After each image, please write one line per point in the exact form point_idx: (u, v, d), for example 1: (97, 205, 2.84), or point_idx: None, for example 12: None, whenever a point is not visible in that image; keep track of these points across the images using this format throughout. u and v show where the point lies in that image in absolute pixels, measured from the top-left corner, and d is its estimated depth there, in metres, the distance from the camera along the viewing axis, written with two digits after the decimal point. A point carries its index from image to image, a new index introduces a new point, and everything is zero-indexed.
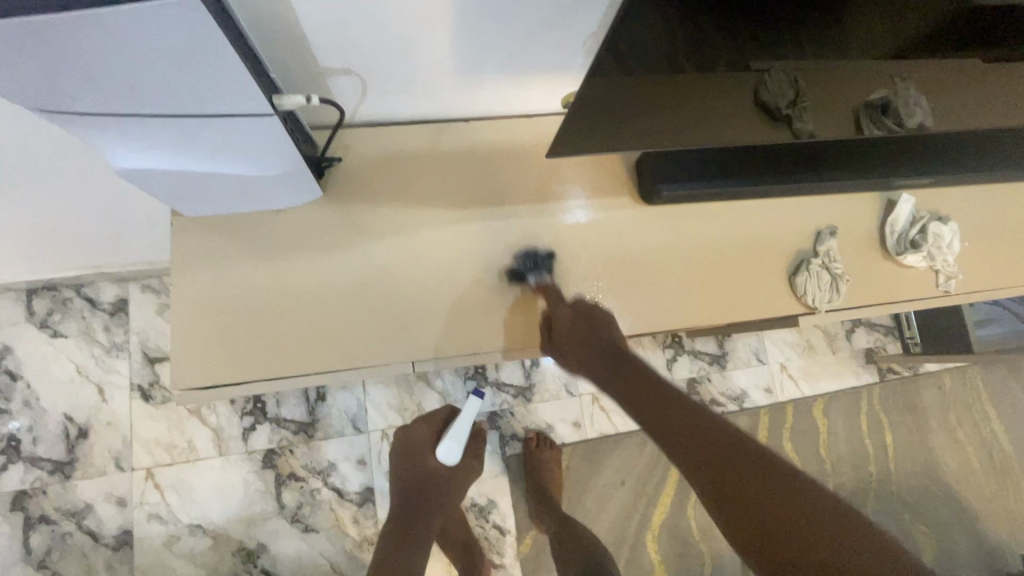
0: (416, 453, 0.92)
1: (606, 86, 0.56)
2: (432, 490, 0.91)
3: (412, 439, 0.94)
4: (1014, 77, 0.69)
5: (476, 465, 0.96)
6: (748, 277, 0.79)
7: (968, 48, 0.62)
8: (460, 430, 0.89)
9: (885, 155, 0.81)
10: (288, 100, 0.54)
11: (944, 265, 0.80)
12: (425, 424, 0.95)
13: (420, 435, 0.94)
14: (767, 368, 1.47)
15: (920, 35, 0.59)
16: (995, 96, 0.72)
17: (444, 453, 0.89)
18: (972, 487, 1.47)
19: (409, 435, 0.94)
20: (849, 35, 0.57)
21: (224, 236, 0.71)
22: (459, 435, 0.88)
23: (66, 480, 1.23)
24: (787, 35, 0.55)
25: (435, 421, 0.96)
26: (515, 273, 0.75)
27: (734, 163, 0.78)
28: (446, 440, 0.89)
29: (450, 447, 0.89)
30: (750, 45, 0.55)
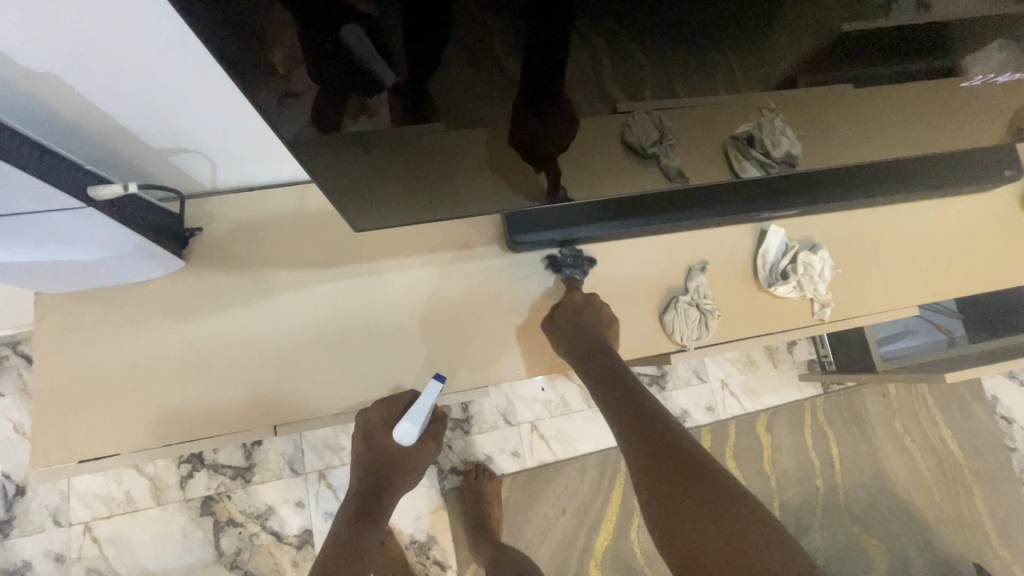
0: (374, 436, 0.73)
1: (452, 136, 0.54)
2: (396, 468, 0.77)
3: (370, 422, 0.73)
4: (903, 91, 0.65)
5: (435, 446, 0.79)
6: (621, 318, 0.80)
7: (856, 65, 0.57)
8: (420, 410, 0.71)
9: (753, 188, 0.81)
10: (101, 190, 0.55)
11: (817, 294, 0.80)
12: (382, 403, 0.73)
13: (375, 419, 0.72)
14: (707, 386, 1.47)
15: (793, 59, 0.54)
16: (871, 120, 0.69)
17: (399, 434, 0.71)
18: (921, 495, 1.46)
19: (362, 417, 0.73)
20: (738, 56, 0.51)
21: (90, 311, 0.72)
22: (418, 415, 0.70)
23: (5, 539, 1.24)
24: (639, 74, 0.50)
25: (397, 402, 0.73)
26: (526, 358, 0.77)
27: (597, 208, 0.79)
28: (402, 421, 0.70)
29: (407, 430, 0.71)
30: (608, 85, 0.51)
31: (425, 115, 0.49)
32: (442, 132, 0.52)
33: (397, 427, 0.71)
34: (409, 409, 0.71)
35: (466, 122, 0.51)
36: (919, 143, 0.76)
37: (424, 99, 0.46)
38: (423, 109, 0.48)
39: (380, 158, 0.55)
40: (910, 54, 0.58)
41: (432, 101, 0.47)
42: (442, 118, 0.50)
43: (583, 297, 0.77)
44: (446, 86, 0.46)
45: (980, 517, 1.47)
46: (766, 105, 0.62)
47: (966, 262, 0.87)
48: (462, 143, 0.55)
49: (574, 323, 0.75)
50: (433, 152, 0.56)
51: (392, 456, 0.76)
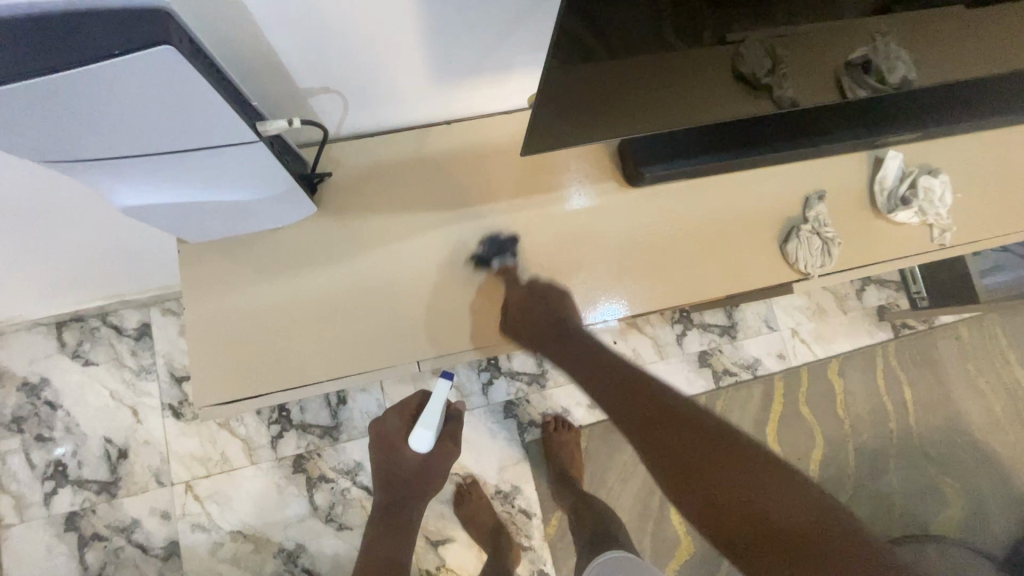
0: (390, 449, 0.87)
1: (577, 76, 0.57)
2: (415, 482, 0.89)
3: (387, 431, 0.88)
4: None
5: (453, 447, 0.89)
6: (742, 251, 0.80)
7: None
8: (433, 416, 0.83)
9: (869, 114, 0.80)
10: (271, 125, 0.57)
11: (937, 219, 0.80)
12: (395, 412, 0.89)
13: (392, 425, 0.88)
14: (779, 334, 1.47)
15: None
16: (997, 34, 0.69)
17: (416, 442, 0.83)
18: (996, 436, 1.46)
19: (381, 426, 0.88)
20: None
21: (236, 259, 0.75)
22: (431, 421, 0.83)
23: (113, 498, 1.30)
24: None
25: (410, 407, 0.89)
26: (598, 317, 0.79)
27: (714, 138, 0.79)
28: (418, 427, 0.83)
29: (422, 435, 0.83)
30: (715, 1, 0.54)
31: (565, 48, 0.52)
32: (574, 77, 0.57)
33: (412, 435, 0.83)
34: (421, 418, 0.83)
35: (591, 56, 0.54)
36: None
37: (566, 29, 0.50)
38: (570, 38, 0.51)
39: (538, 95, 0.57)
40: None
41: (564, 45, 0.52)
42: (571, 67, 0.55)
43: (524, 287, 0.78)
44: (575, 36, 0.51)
45: None
46: (875, 27, 0.65)
47: None
48: (584, 90, 0.60)
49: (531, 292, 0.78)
50: (566, 92, 0.59)
51: (409, 469, 0.88)
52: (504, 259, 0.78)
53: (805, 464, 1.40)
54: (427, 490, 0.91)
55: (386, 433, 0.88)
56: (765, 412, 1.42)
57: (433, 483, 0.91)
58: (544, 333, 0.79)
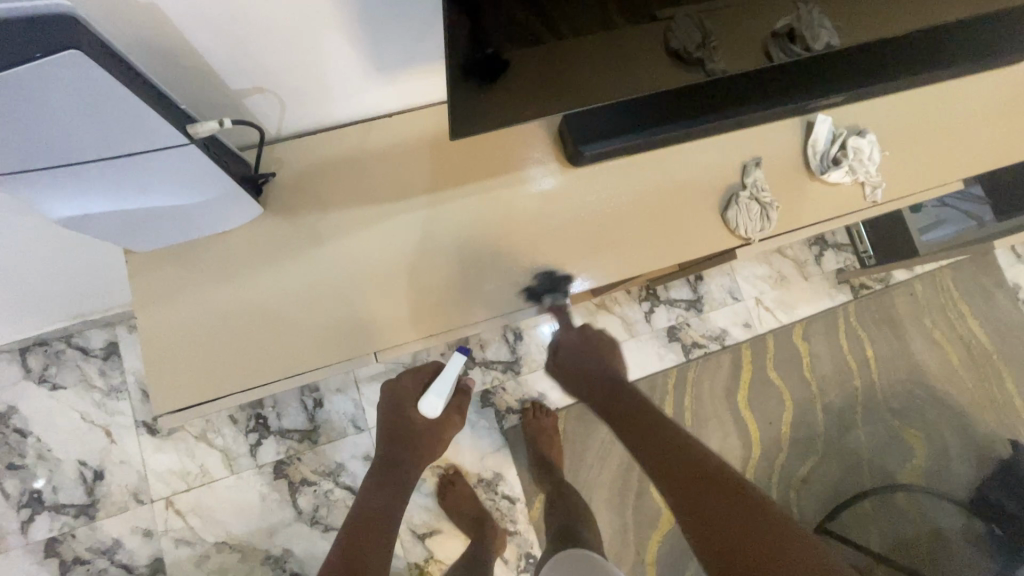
0: (400, 406, 0.92)
1: (507, 57, 0.59)
2: (417, 443, 0.92)
3: (399, 389, 0.93)
4: None
5: (457, 419, 0.96)
6: (687, 222, 0.83)
7: None
8: (443, 385, 0.90)
9: (798, 79, 0.83)
10: (201, 127, 0.57)
11: (868, 176, 0.83)
12: (412, 373, 0.94)
13: (407, 386, 0.93)
14: (743, 304, 1.50)
15: None
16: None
17: (427, 407, 0.90)
18: (954, 384, 1.53)
19: (395, 384, 0.93)
20: None
21: (187, 265, 0.76)
22: (442, 390, 0.90)
23: (92, 520, 1.29)
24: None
25: (426, 372, 0.94)
26: (529, 291, 0.81)
27: (650, 113, 0.81)
28: (429, 394, 0.90)
29: (433, 402, 0.90)
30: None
31: (473, 38, 0.54)
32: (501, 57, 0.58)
33: (422, 401, 0.90)
34: (433, 386, 0.90)
35: (519, 38, 0.57)
36: (951, 15, 0.78)
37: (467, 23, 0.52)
38: (476, 31, 0.53)
39: (460, 86, 0.59)
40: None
41: (487, 25, 0.53)
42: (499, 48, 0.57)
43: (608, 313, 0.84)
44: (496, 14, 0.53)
45: (1013, 398, 1.54)
46: None
47: (1004, 132, 0.90)
48: (516, 70, 0.61)
49: (582, 338, 1.12)
50: (499, 72, 0.60)
51: (414, 426, 0.92)
52: (552, 295, 0.81)
53: (776, 427, 1.44)
54: (425, 455, 0.93)
55: (397, 393, 0.93)
56: (735, 379, 1.46)
57: (431, 448, 0.94)
58: (498, 315, 0.81)
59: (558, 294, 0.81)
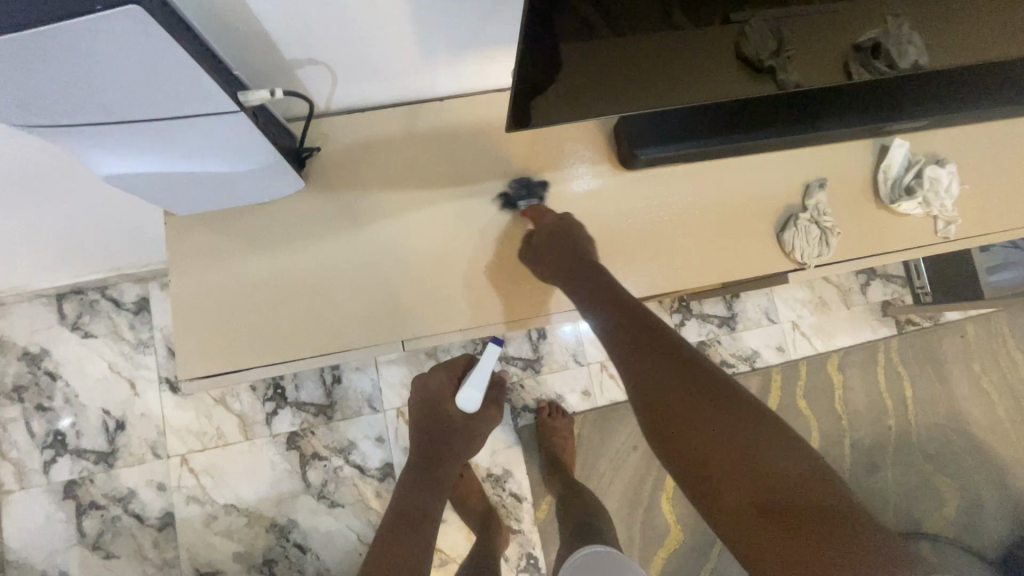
0: (435, 402, 0.89)
1: (571, 48, 0.55)
2: (453, 438, 0.88)
3: (432, 386, 0.89)
4: None
5: (496, 413, 0.92)
6: (739, 239, 0.79)
7: None
8: (481, 378, 0.86)
9: (876, 98, 0.77)
10: (252, 95, 0.56)
11: (942, 211, 0.77)
12: (443, 369, 0.91)
13: (440, 382, 0.89)
14: (779, 327, 1.45)
15: None
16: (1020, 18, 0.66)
17: (464, 401, 0.86)
18: (996, 436, 1.44)
19: (426, 381, 0.90)
20: None
21: (224, 233, 0.75)
22: (479, 382, 0.86)
23: (110, 468, 1.32)
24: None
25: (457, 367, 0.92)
26: (504, 196, 0.79)
27: (712, 120, 0.76)
28: (465, 387, 0.86)
29: (470, 395, 0.86)
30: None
31: (542, 29, 0.51)
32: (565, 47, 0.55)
33: (460, 395, 0.87)
34: (469, 378, 0.86)
35: (591, 33, 0.54)
36: None
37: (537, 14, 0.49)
38: (548, 18, 0.50)
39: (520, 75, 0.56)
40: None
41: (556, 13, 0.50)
42: (564, 39, 0.53)
43: (556, 218, 0.76)
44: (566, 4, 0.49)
45: None
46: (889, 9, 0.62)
47: None
48: (578, 63, 0.58)
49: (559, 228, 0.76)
50: (560, 64, 0.57)
51: (450, 421, 0.88)
52: (525, 200, 0.79)
53: None
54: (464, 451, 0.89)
55: (428, 391, 0.89)
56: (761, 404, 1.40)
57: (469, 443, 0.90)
58: (530, 316, 0.79)
59: (533, 198, 0.79)
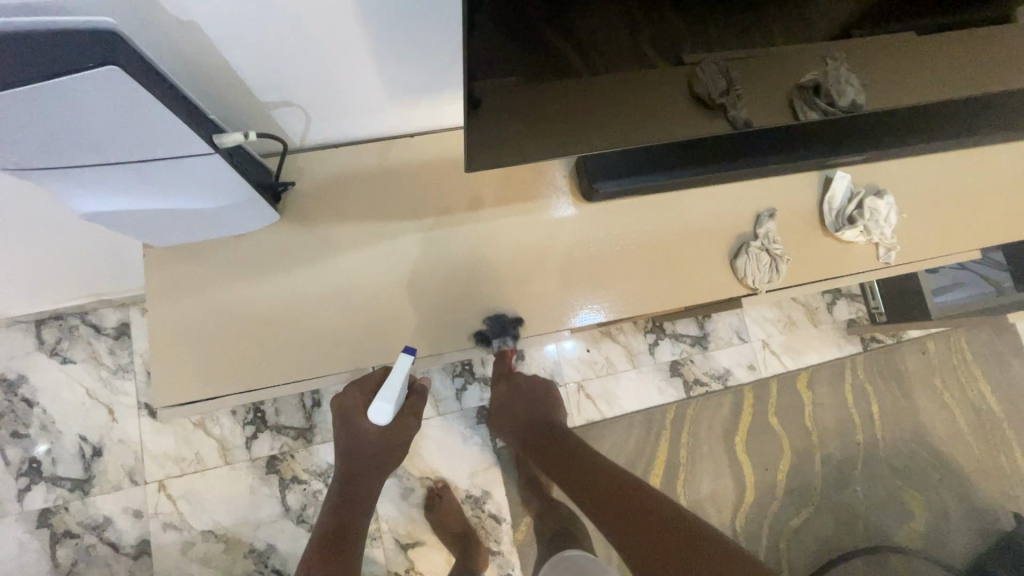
0: (351, 418, 0.85)
1: (536, 87, 0.60)
2: (373, 456, 0.87)
3: (348, 405, 0.84)
4: (961, 40, 0.71)
5: (413, 421, 0.86)
6: (695, 265, 0.83)
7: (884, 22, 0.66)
8: (393, 390, 0.78)
9: (817, 136, 0.84)
10: (226, 138, 0.60)
11: (883, 238, 0.82)
12: (357, 388, 0.85)
13: (354, 401, 0.84)
14: (750, 346, 1.49)
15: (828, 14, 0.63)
16: (940, 63, 0.73)
17: (375, 413, 0.79)
18: (960, 449, 1.49)
19: (341, 402, 0.85)
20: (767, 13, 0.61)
21: (201, 263, 0.78)
22: (390, 394, 0.78)
23: (86, 495, 1.31)
24: (703, 10, 0.57)
25: (370, 384, 0.84)
26: (478, 336, 0.80)
27: (667, 157, 0.82)
28: (376, 400, 0.78)
29: (382, 408, 0.78)
30: (670, 22, 0.58)
31: (502, 64, 0.55)
32: (529, 87, 0.60)
33: (372, 407, 0.79)
34: (382, 390, 0.78)
35: (549, 71, 0.58)
36: (980, 84, 0.78)
37: (498, 45, 0.53)
38: (514, 58, 0.55)
39: (479, 109, 0.60)
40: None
41: (521, 57, 0.55)
42: (531, 79, 0.58)
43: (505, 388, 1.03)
44: (533, 46, 0.54)
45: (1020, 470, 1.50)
46: (824, 53, 0.69)
47: None
48: (544, 101, 0.63)
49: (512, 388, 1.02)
50: (525, 101, 0.61)
51: (372, 438, 0.86)
52: (500, 341, 0.79)
53: (772, 474, 1.42)
54: (386, 464, 0.89)
55: (345, 409, 0.85)
56: (733, 421, 1.44)
57: (389, 459, 0.89)
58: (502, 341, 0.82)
59: (507, 340, 0.79)
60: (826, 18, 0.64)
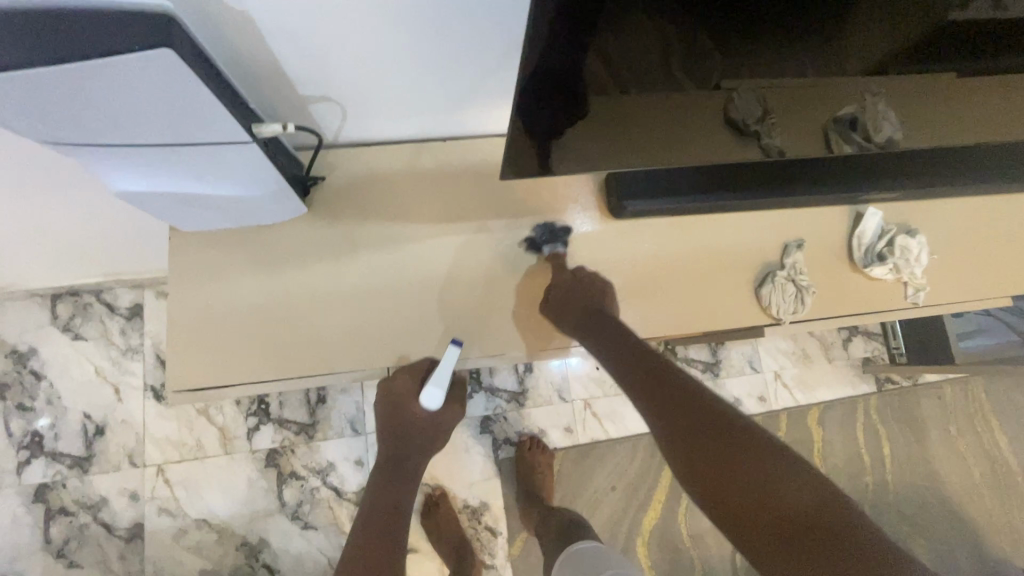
0: (401, 405, 0.76)
1: (571, 101, 0.58)
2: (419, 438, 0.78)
3: (394, 389, 0.76)
4: (1003, 86, 0.69)
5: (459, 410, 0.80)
6: (718, 291, 0.82)
7: (928, 61, 0.62)
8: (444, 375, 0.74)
9: (852, 170, 0.83)
10: (265, 128, 0.60)
11: (912, 277, 0.81)
12: (406, 372, 0.76)
13: (404, 385, 0.75)
14: (761, 377, 1.47)
15: (868, 50, 0.60)
16: (984, 106, 0.72)
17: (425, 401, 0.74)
18: (971, 499, 1.45)
19: (388, 385, 0.76)
20: (811, 47, 0.58)
21: (224, 252, 0.78)
22: (444, 379, 0.73)
23: (84, 474, 1.31)
24: (749, 40, 0.55)
25: (419, 368, 0.77)
26: None
27: (698, 180, 0.81)
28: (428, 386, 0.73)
29: (433, 394, 0.73)
30: (706, 55, 0.56)
31: (541, 78, 0.54)
32: (564, 102, 0.58)
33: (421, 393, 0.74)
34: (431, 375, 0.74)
35: (583, 89, 0.57)
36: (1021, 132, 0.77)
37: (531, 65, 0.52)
38: (552, 73, 0.53)
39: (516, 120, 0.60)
40: (1008, 47, 0.62)
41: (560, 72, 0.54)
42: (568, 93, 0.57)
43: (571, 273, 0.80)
44: (578, 62, 0.53)
45: None
46: (866, 88, 0.66)
47: None
48: (578, 115, 0.62)
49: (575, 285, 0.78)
50: (560, 114, 0.61)
51: (417, 426, 0.77)
52: None
53: None
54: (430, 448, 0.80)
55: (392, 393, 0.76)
56: None
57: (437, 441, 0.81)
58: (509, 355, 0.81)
59: None
60: (871, 53, 0.60)
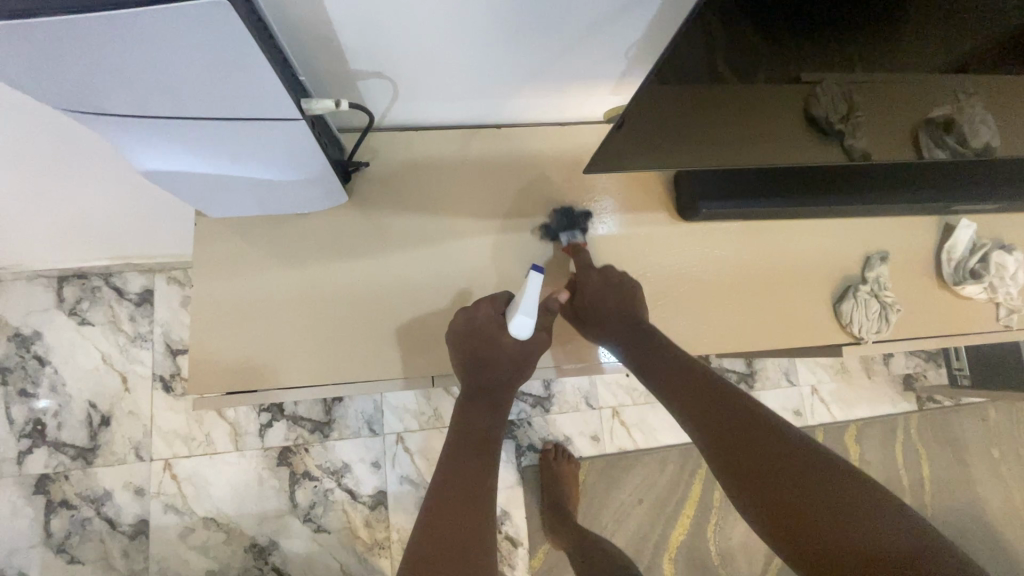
0: (486, 337, 0.67)
1: (669, 90, 0.50)
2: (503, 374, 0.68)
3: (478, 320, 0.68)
4: None
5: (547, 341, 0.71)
6: (790, 305, 0.75)
7: None
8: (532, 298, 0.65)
9: (943, 177, 0.75)
10: (316, 103, 0.53)
11: (1007, 298, 0.76)
12: (487, 302, 0.69)
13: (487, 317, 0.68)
14: (799, 391, 1.40)
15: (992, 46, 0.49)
16: None
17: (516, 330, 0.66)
18: (1011, 526, 1.39)
19: (469, 317, 0.68)
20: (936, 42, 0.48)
21: (253, 242, 0.71)
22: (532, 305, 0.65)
23: (88, 466, 1.24)
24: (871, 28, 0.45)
25: (500, 299, 0.69)
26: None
27: (777, 181, 0.74)
28: (516, 315, 0.65)
29: (522, 323, 0.65)
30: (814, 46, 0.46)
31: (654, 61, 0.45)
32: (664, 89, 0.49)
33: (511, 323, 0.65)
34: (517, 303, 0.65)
35: (688, 78, 0.48)
36: None
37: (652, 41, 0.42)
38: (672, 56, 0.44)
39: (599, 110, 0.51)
40: None
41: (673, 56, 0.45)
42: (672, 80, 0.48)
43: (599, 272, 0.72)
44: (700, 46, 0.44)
45: None
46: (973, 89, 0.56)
47: None
48: (673, 106, 0.53)
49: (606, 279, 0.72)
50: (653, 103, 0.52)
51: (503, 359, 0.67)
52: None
53: None
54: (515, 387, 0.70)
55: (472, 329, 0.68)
56: None
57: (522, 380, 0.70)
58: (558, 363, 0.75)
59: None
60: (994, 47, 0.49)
